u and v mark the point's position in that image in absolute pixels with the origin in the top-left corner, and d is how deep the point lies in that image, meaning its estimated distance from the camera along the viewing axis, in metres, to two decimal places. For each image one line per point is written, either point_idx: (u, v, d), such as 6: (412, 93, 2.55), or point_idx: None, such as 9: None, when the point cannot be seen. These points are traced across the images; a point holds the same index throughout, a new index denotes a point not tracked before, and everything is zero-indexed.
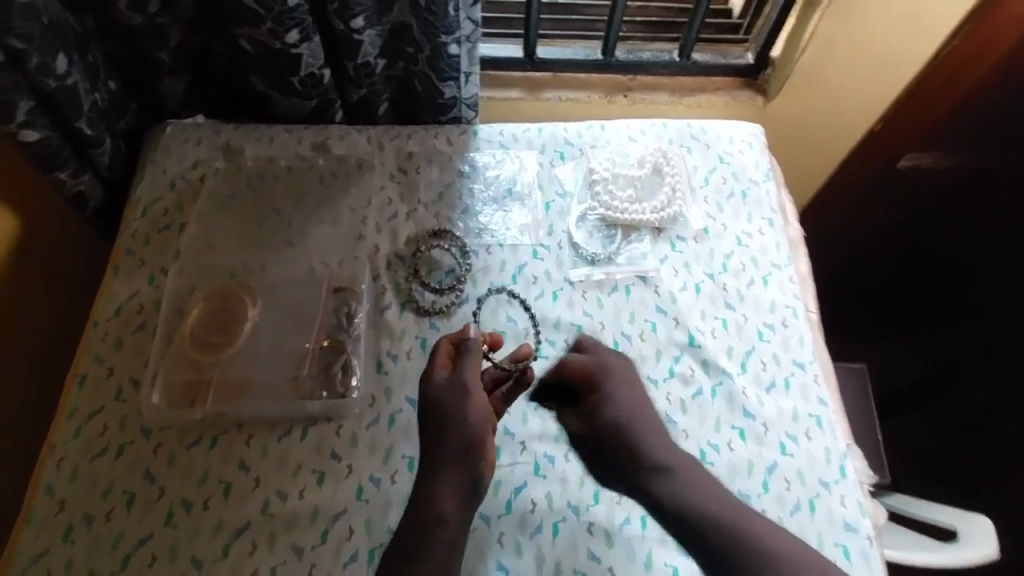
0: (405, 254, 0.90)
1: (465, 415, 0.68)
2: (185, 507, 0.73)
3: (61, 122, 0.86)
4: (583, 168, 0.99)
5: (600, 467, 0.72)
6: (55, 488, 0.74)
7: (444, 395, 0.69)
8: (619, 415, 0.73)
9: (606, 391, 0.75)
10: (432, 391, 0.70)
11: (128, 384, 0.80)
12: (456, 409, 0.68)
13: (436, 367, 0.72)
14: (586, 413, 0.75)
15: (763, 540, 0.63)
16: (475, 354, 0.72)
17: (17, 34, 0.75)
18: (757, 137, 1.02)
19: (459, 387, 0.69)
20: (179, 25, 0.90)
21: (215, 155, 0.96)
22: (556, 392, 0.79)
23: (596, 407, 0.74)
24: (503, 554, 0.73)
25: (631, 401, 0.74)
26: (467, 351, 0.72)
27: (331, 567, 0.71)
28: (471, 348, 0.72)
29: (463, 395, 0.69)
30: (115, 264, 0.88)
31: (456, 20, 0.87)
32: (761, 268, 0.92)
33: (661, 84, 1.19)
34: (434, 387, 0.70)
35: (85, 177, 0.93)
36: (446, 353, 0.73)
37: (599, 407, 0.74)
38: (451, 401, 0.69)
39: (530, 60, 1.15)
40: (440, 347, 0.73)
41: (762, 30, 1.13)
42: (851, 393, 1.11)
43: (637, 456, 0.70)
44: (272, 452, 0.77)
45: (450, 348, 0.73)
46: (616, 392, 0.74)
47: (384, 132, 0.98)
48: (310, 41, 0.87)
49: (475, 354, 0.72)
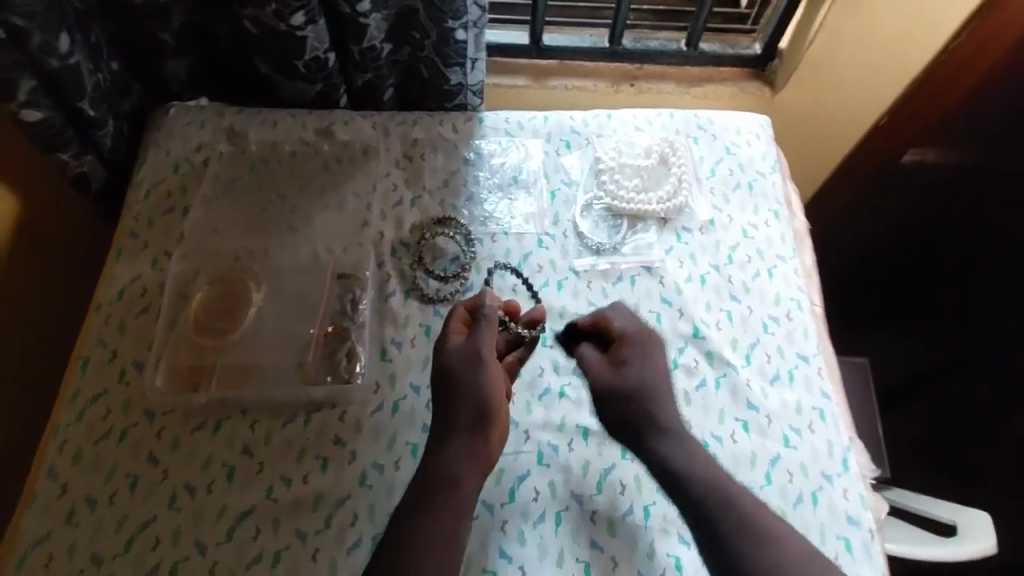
0: (410, 242, 0.90)
1: (481, 383, 0.68)
2: (189, 491, 0.73)
3: (63, 102, 0.85)
4: (589, 157, 0.98)
5: (610, 416, 0.72)
6: (58, 470, 0.74)
7: (459, 360, 0.69)
8: (643, 378, 0.72)
9: (635, 355, 0.74)
10: (447, 359, 0.70)
11: (131, 367, 0.80)
12: (472, 375, 0.68)
13: (452, 334, 0.72)
14: (611, 365, 0.74)
15: (752, 508, 0.64)
16: (490, 322, 0.71)
17: (18, 12, 0.74)
18: (765, 128, 1.02)
19: (475, 352, 0.69)
20: (182, 5, 0.89)
21: (218, 138, 0.96)
22: (587, 339, 0.79)
23: (620, 363, 0.74)
24: (506, 542, 0.73)
25: (656, 367, 0.74)
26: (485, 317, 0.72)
27: (336, 551, 0.71)
28: (487, 314, 0.72)
29: (479, 361, 0.69)
30: (118, 246, 0.88)
31: (463, 6, 0.86)
32: (766, 260, 0.92)
33: (669, 75, 1.19)
34: (451, 352, 0.70)
35: (88, 159, 0.92)
36: (462, 319, 0.73)
37: (627, 366, 0.73)
38: (465, 366, 0.69)
39: (536, 48, 1.15)
40: (456, 313, 0.73)
41: (769, 22, 1.14)
42: (853, 386, 1.11)
43: (651, 419, 0.70)
44: (276, 437, 0.77)
45: (464, 313, 0.73)
46: (641, 356, 0.74)
47: (389, 119, 0.97)
48: (315, 24, 0.86)
49: (491, 321, 0.71)
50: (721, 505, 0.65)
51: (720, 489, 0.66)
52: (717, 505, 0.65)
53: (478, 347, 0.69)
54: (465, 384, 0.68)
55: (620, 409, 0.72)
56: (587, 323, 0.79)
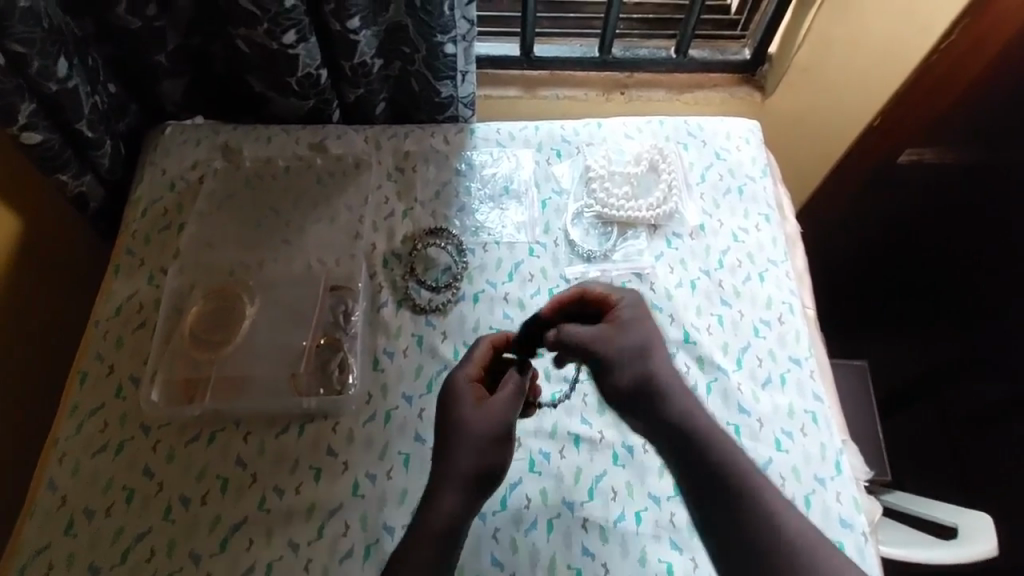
0: (402, 253, 0.91)
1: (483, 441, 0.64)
2: (183, 503, 0.74)
3: (61, 124, 0.87)
4: (579, 166, 0.99)
5: (615, 388, 0.62)
6: (56, 484, 0.75)
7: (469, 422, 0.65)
8: (645, 337, 0.64)
9: (631, 316, 0.66)
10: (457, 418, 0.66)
11: (128, 382, 0.81)
12: (480, 432, 0.64)
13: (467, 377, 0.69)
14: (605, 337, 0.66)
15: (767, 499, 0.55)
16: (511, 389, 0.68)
17: (18, 38, 0.76)
18: (755, 133, 1.02)
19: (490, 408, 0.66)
20: (177, 27, 0.91)
21: (214, 155, 0.97)
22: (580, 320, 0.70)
23: (618, 326, 0.65)
24: (497, 550, 0.74)
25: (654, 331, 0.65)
26: (509, 375, 0.69)
27: (327, 561, 0.71)
28: (513, 375, 0.69)
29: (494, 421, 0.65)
30: (115, 263, 0.89)
31: (451, 20, 0.87)
32: (757, 264, 0.92)
33: (659, 82, 1.20)
34: (461, 400, 0.67)
35: (86, 178, 0.94)
36: (479, 364, 0.71)
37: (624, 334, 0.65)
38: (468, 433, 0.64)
39: (527, 59, 1.16)
40: (475, 356, 0.72)
41: (757, 29, 1.15)
42: (852, 389, 1.10)
43: (656, 382, 0.62)
44: (270, 448, 0.78)
45: (485, 357, 0.72)
46: (643, 320, 0.66)
47: (380, 132, 0.99)
48: (307, 42, 0.88)
49: (513, 382, 0.69)
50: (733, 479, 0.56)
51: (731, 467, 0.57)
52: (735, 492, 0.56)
53: (495, 407, 0.66)
54: (471, 438, 0.64)
55: (623, 370, 0.62)
56: (573, 296, 0.70)
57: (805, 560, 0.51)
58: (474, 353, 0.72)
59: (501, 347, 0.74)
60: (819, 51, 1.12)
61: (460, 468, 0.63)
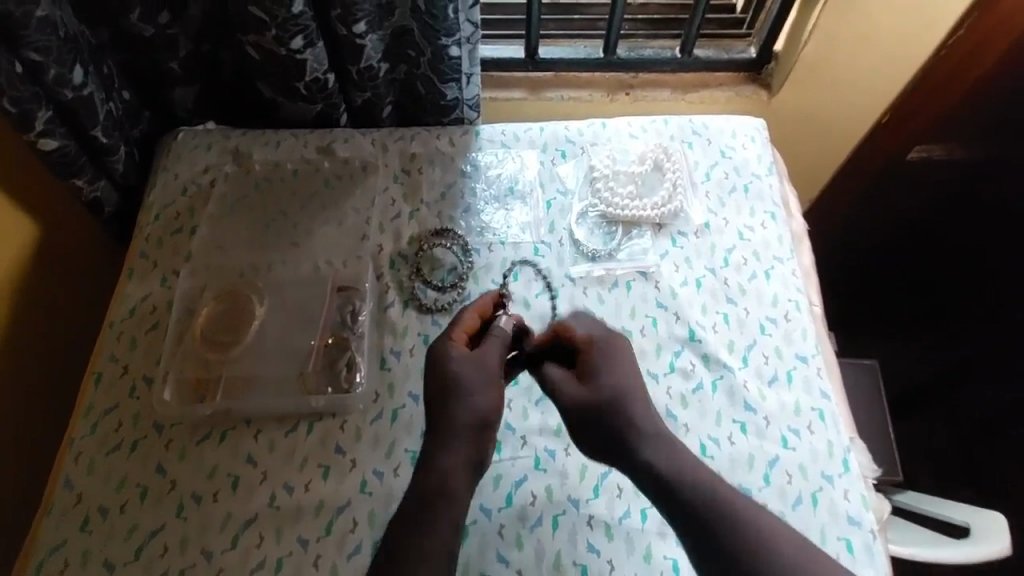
0: (408, 254, 0.92)
1: (484, 392, 0.69)
2: (196, 500, 0.76)
3: (77, 130, 0.89)
4: (584, 166, 1.00)
5: (586, 434, 0.70)
6: (72, 482, 0.77)
7: (466, 376, 0.69)
8: (618, 386, 0.70)
9: (601, 366, 0.72)
10: (450, 369, 0.69)
11: (141, 382, 0.83)
12: (476, 385, 0.69)
13: (452, 341, 0.71)
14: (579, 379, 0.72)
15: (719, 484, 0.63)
16: (497, 341, 0.72)
17: (36, 47, 0.78)
18: (760, 131, 1.02)
19: (480, 359, 0.70)
20: (189, 35, 0.92)
21: (225, 159, 0.99)
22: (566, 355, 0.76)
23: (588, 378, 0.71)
24: (503, 546, 0.74)
25: (625, 380, 0.71)
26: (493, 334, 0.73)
27: (336, 558, 0.73)
28: (500, 330, 0.73)
29: (487, 375, 0.70)
30: (129, 267, 0.91)
31: (456, 23, 0.88)
32: (763, 262, 0.92)
33: (664, 81, 1.20)
34: (455, 358, 0.70)
35: (101, 184, 0.96)
36: (466, 327, 0.73)
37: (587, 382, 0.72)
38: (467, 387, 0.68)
39: (531, 60, 1.17)
40: (460, 322, 0.73)
41: (763, 26, 1.15)
42: (860, 387, 1.10)
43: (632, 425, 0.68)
44: (279, 447, 0.79)
45: (474, 322, 0.74)
46: (612, 369, 0.71)
47: (388, 135, 1.00)
48: (314, 46, 0.89)
49: (499, 335, 0.73)
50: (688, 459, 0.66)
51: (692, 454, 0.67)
52: (677, 478, 0.64)
53: (486, 359, 0.70)
54: (469, 390, 0.68)
55: (588, 429, 0.70)
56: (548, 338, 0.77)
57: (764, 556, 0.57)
58: (462, 317, 0.74)
59: (487, 312, 0.76)
60: (824, 47, 1.09)
61: (460, 421, 0.67)
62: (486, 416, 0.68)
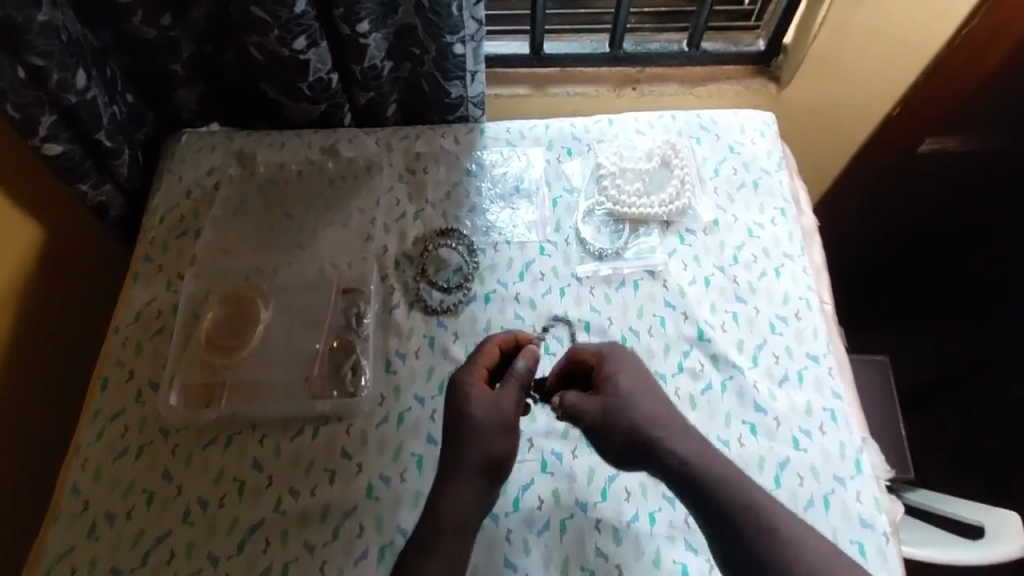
0: (413, 255, 0.92)
1: (492, 438, 0.68)
2: (202, 506, 0.76)
3: (81, 135, 0.89)
4: (590, 163, 0.98)
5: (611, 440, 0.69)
6: (79, 488, 0.77)
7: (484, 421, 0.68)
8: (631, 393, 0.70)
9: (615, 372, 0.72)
10: (468, 411, 0.68)
11: (147, 387, 0.83)
12: (491, 428, 0.68)
13: (472, 376, 0.71)
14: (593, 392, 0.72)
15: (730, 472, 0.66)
16: (517, 380, 0.71)
17: (38, 53, 0.78)
18: (770, 125, 1.01)
19: (497, 407, 0.69)
20: (192, 37, 0.92)
21: (229, 162, 0.99)
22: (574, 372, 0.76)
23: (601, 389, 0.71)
24: (510, 551, 0.74)
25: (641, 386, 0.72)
26: (511, 374, 0.71)
27: (344, 562, 0.72)
28: (516, 369, 0.71)
29: (501, 423, 0.68)
30: (135, 270, 0.91)
31: (460, 20, 0.87)
32: (773, 259, 0.91)
33: (672, 75, 1.17)
34: (474, 400, 0.69)
35: (106, 188, 0.96)
36: (486, 359, 0.73)
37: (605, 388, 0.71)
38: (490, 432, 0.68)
39: (537, 56, 1.14)
40: (482, 352, 0.73)
41: (773, 17, 1.08)
42: (872, 383, 1.09)
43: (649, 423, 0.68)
44: (286, 450, 0.79)
45: (493, 352, 0.73)
46: (623, 373, 0.72)
47: (392, 134, 0.99)
48: (317, 46, 0.88)
49: (519, 378, 0.71)
50: (748, 528, 0.61)
51: (743, 505, 0.63)
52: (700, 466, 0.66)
53: (502, 402, 0.69)
54: (482, 432, 0.68)
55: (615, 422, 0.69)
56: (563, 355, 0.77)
57: (765, 526, 0.61)
58: (482, 348, 0.73)
59: (509, 345, 0.75)
60: (833, 41, 1.04)
61: (470, 463, 0.67)
62: (496, 460, 0.67)
